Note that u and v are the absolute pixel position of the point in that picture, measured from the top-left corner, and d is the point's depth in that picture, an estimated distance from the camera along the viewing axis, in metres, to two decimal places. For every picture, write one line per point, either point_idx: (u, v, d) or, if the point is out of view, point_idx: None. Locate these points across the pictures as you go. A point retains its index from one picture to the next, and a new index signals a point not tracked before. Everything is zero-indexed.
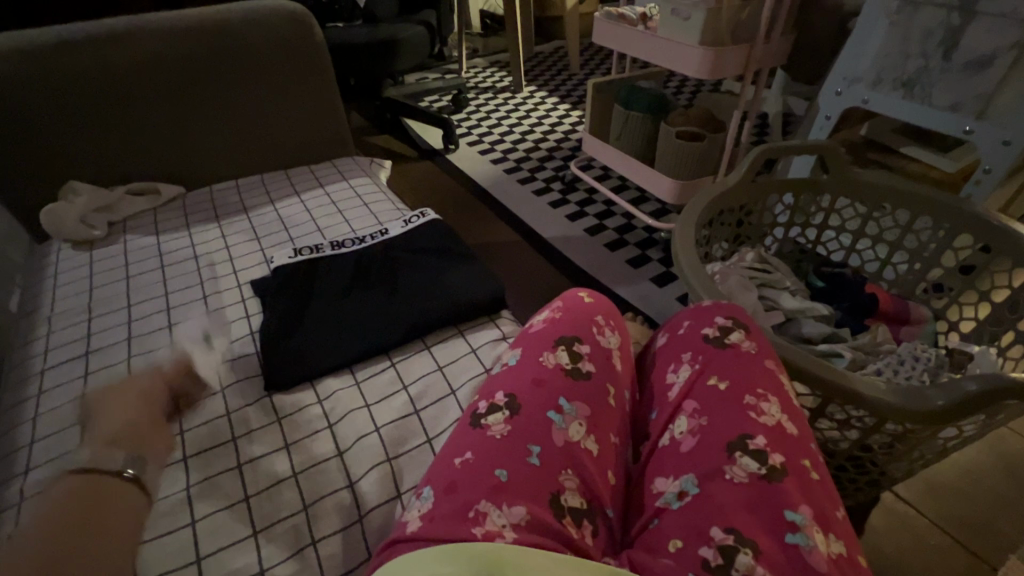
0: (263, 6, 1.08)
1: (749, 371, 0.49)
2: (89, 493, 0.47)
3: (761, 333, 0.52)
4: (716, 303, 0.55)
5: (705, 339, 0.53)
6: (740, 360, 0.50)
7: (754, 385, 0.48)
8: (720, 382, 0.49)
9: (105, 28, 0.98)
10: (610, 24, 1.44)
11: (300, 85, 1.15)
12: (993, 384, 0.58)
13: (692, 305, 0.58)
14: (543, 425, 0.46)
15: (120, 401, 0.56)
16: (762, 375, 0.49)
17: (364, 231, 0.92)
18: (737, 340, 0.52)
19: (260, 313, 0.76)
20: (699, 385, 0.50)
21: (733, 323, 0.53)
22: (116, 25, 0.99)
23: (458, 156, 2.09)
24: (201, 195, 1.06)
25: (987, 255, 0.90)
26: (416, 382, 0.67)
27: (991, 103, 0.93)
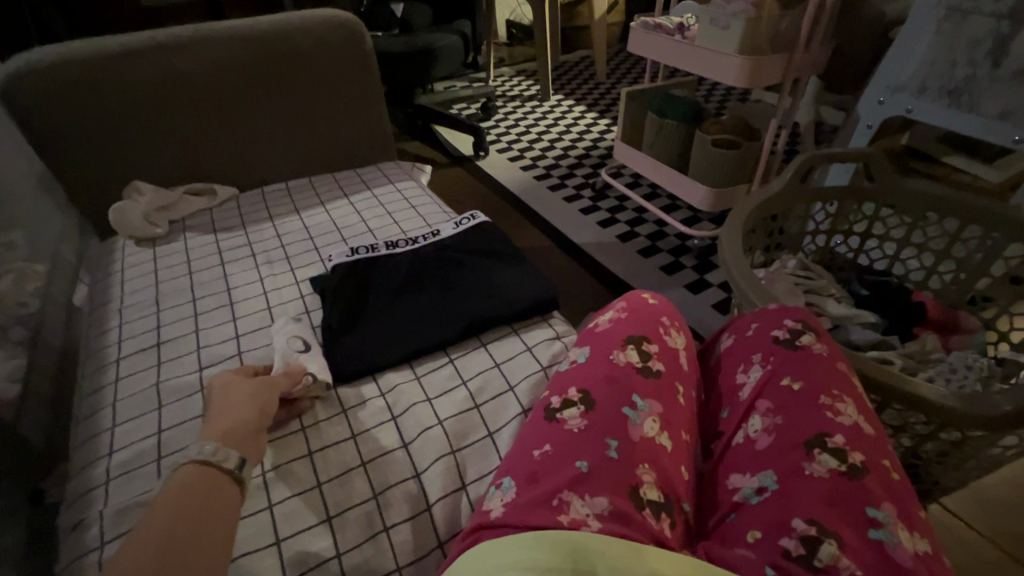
0: (315, 15, 1.12)
1: (824, 374, 0.51)
2: (200, 488, 0.49)
3: (832, 338, 0.54)
4: (784, 306, 0.57)
5: (775, 340, 0.54)
6: (815, 362, 0.52)
7: (829, 385, 0.49)
8: (793, 383, 0.50)
9: (166, 36, 1.02)
10: (647, 33, 1.46)
11: (348, 90, 1.19)
12: None
13: (758, 309, 0.60)
14: (620, 421, 0.48)
15: (236, 397, 0.58)
16: (833, 378, 0.50)
17: (415, 232, 0.94)
18: (808, 342, 0.54)
19: (320, 309, 0.79)
20: (772, 384, 0.51)
21: (803, 325, 0.55)
22: (174, 32, 1.02)
23: (487, 162, 2.13)
24: (254, 195, 1.10)
25: None
26: (475, 378, 0.68)
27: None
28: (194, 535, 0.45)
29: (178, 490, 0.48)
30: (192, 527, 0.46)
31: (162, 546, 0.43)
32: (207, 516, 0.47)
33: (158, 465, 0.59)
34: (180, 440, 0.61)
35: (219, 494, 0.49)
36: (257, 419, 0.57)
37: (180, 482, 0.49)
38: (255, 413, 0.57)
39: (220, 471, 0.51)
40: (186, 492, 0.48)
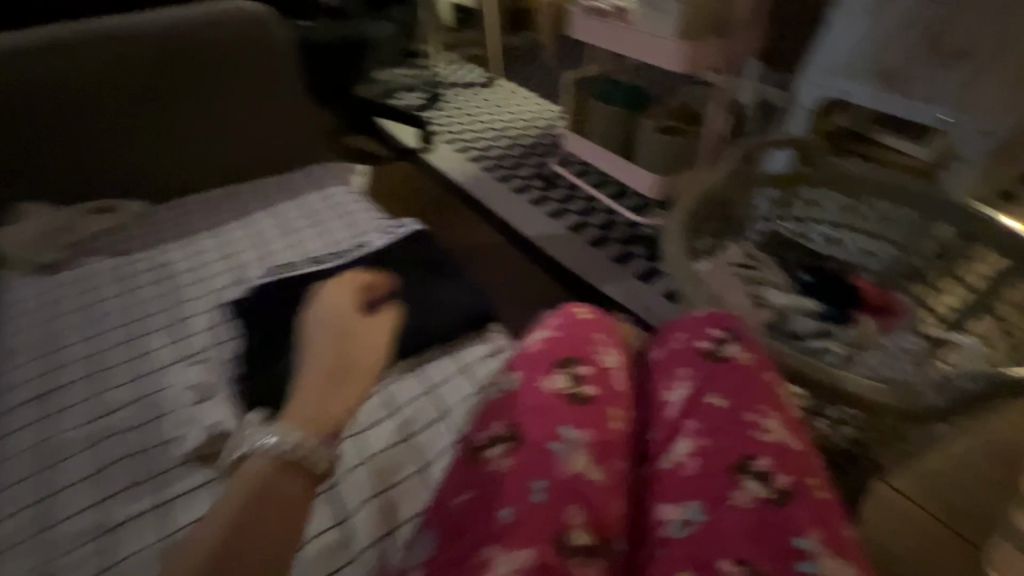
0: (219, 8, 1.04)
1: (749, 389, 0.50)
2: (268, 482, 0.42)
3: (756, 346, 0.54)
4: (709, 315, 0.56)
5: (699, 353, 0.53)
6: (738, 373, 0.51)
7: (754, 400, 0.48)
8: (719, 399, 0.49)
9: (49, 34, 0.93)
10: (589, 17, 1.41)
11: (266, 88, 1.09)
12: (989, 379, 0.58)
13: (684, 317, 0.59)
14: (546, 459, 0.45)
15: (332, 339, 0.49)
16: (758, 391, 0.50)
17: (344, 245, 0.88)
18: (733, 353, 0.53)
19: (236, 339, 0.73)
20: (698, 402, 0.50)
21: (727, 335, 0.54)
22: (58, 31, 0.94)
23: (435, 155, 2.05)
24: (167, 209, 1.00)
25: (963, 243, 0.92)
26: (407, 406, 0.64)
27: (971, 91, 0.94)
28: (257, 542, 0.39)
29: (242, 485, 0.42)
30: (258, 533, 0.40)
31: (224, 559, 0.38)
32: (264, 520, 0.40)
33: (45, 535, 0.54)
34: (74, 503, 0.56)
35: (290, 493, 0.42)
36: (346, 391, 0.48)
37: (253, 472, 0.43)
38: (343, 385, 0.48)
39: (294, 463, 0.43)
40: (252, 487, 0.42)
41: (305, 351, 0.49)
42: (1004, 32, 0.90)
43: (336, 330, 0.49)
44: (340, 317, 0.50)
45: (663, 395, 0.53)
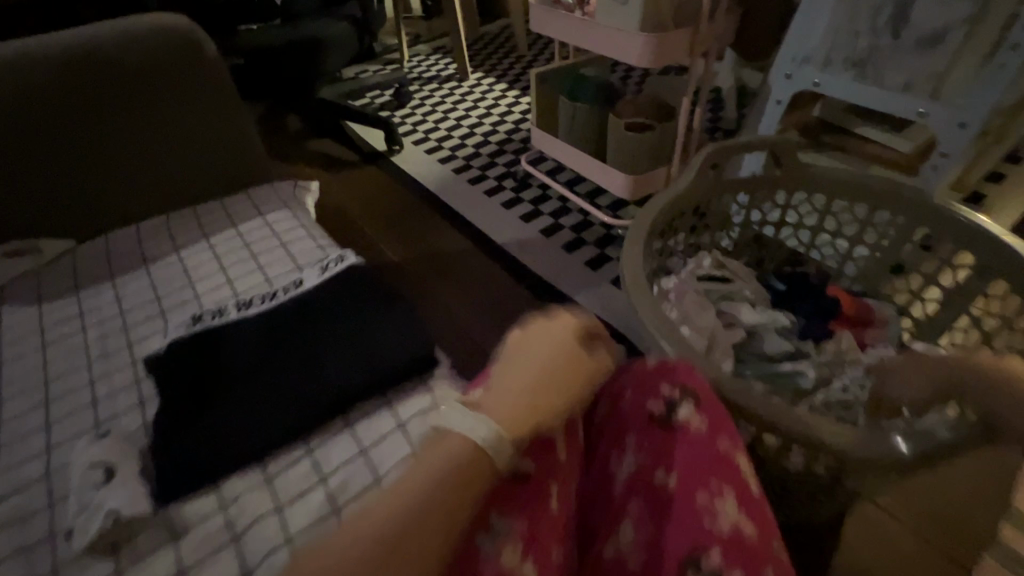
0: (135, 24, 0.94)
1: (702, 463, 0.46)
2: (456, 466, 0.39)
3: (713, 406, 0.49)
4: (661, 368, 0.51)
5: (650, 418, 0.49)
6: (691, 445, 0.47)
7: (708, 478, 0.45)
8: (669, 478, 0.46)
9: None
10: (546, 10, 1.33)
11: (197, 108, 1.01)
12: (967, 421, 0.53)
13: (637, 364, 0.53)
14: (473, 559, 0.42)
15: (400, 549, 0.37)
16: (712, 465, 0.46)
17: (280, 282, 0.82)
18: (685, 417, 0.48)
19: (154, 398, 0.66)
20: (646, 481, 0.47)
21: (681, 393, 0.49)
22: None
23: (403, 158, 1.96)
24: (94, 245, 0.93)
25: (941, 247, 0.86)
26: (337, 473, 0.60)
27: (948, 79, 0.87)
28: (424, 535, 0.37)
29: (437, 460, 0.39)
30: (434, 523, 0.37)
31: (391, 536, 0.36)
32: (436, 513, 0.37)
33: None
34: None
35: (471, 492, 0.39)
36: (546, 417, 0.42)
37: (449, 447, 0.40)
38: (547, 413, 0.42)
39: (481, 458, 0.40)
40: (439, 465, 0.39)
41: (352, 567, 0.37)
42: (984, 16, 0.83)
43: (556, 353, 0.44)
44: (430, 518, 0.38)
45: (613, 468, 0.50)
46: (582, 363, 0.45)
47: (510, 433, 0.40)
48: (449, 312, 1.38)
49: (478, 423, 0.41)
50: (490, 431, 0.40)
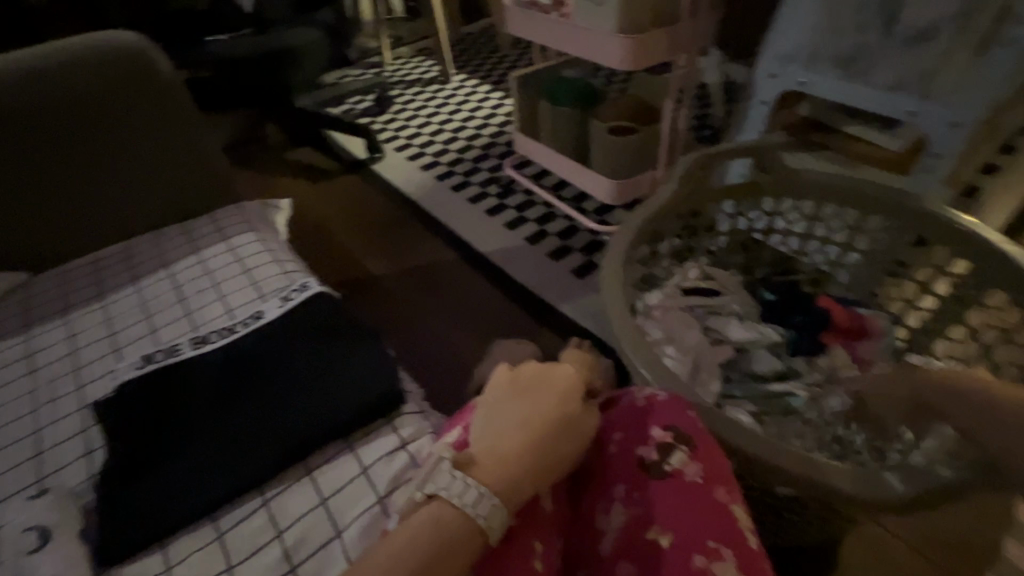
0: (83, 44, 0.90)
1: (698, 517, 0.42)
2: (443, 531, 0.40)
3: (709, 452, 0.46)
4: (652, 407, 0.48)
5: (641, 465, 0.46)
6: (685, 495, 0.44)
7: (704, 536, 0.41)
8: (661, 534, 0.43)
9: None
10: (523, 11, 1.28)
11: (155, 128, 0.96)
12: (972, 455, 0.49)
13: (625, 405, 0.51)
14: None
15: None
16: (708, 520, 0.42)
17: (242, 313, 0.78)
18: (678, 464, 0.45)
19: (102, 448, 0.62)
20: (635, 536, 0.44)
21: (675, 436, 0.46)
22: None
23: (385, 166, 1.91)
24: (49, 277, 0.89)
25: (933, 257, 0.83)
26: (293, 527, 0.57)
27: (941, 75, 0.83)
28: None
29: (428, 522, 0.41)
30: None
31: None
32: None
33: None
34: None
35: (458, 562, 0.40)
36: (536, 481, 0.44)
37: (434, 512, 0.41)
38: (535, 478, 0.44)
39: (467, 524, 0.41)
40: (426, 531, 0.40)
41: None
42: (975, 10, 0.79)
43: (550, 417, 0.46)
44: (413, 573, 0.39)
45: (600, 520, 0.47)
46: (575, 427, 0.46)
47: (501, 499, 0.42)
48: (432, 328, 1.34)
49: (469, 486, 0.42)
50: (480, 494, 0.42)
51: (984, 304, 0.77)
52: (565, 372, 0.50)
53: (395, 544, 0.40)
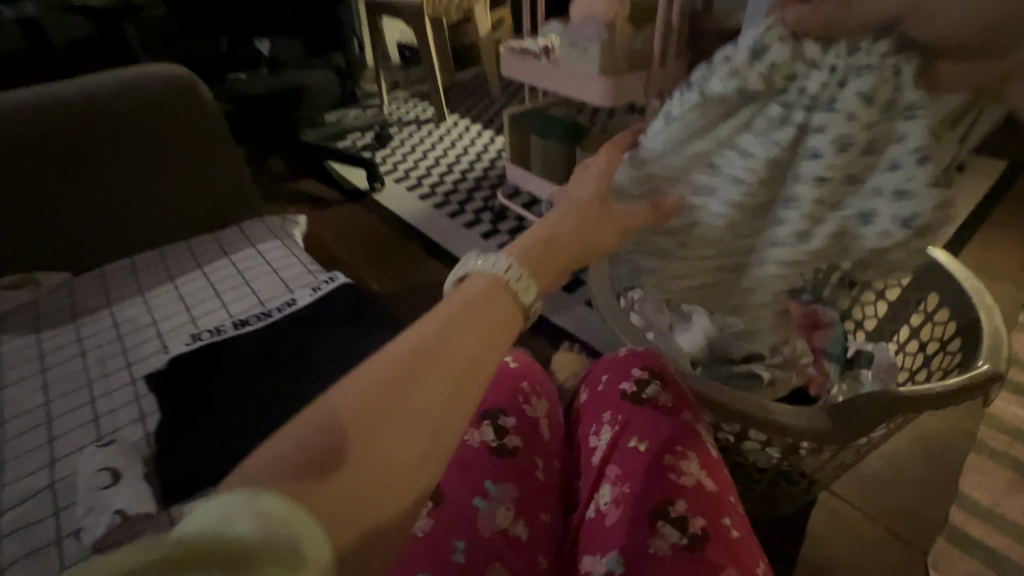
0: (136, 74, 1.02)
1: (669, 431, 0.52)
2: (481, 306, 0.41)
3: (678, 383, 0.55)
4: (633, 354, 0.58)
5: (623, 396, 0.56)
6: (660, 415, 0.53)
7: (673, 443, 0.51)
8: (639, 444, 0.52)
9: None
10: (516, 58, 1.45)
11: (193, 147, 1.08)
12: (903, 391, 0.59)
13: (610, 356, 0.61)
14: (468, 518, 0.49)
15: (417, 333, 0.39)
16: (678, 434, 0.52)
17: (274, 303, 0.88)
18: (653, 394, 0.55)
19: (155, 413, 0.70)
20: (620, 449, 0.53)
21: (649, 373, 0.56)
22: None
23: (385, 195, 2.05)
24: (90, 277, 0.98)
25: None
26: None
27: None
28: (454, 377, 0.37)
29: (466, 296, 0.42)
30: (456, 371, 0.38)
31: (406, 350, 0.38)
32: (466, 355, 0.39)
33: None
34: None
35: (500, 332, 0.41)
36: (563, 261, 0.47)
37: (468, 292, 0.42)
38: (567, 261, 0.47)
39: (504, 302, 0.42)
40: (460, 310, 0.41)
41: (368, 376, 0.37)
42: None
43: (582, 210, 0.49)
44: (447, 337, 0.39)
45: (593, 442, 0.56)
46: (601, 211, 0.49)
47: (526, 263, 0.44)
48: None
49: (509, 264, 0.44)
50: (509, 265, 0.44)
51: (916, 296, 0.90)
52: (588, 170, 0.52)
53: (430, 326, 0.39)
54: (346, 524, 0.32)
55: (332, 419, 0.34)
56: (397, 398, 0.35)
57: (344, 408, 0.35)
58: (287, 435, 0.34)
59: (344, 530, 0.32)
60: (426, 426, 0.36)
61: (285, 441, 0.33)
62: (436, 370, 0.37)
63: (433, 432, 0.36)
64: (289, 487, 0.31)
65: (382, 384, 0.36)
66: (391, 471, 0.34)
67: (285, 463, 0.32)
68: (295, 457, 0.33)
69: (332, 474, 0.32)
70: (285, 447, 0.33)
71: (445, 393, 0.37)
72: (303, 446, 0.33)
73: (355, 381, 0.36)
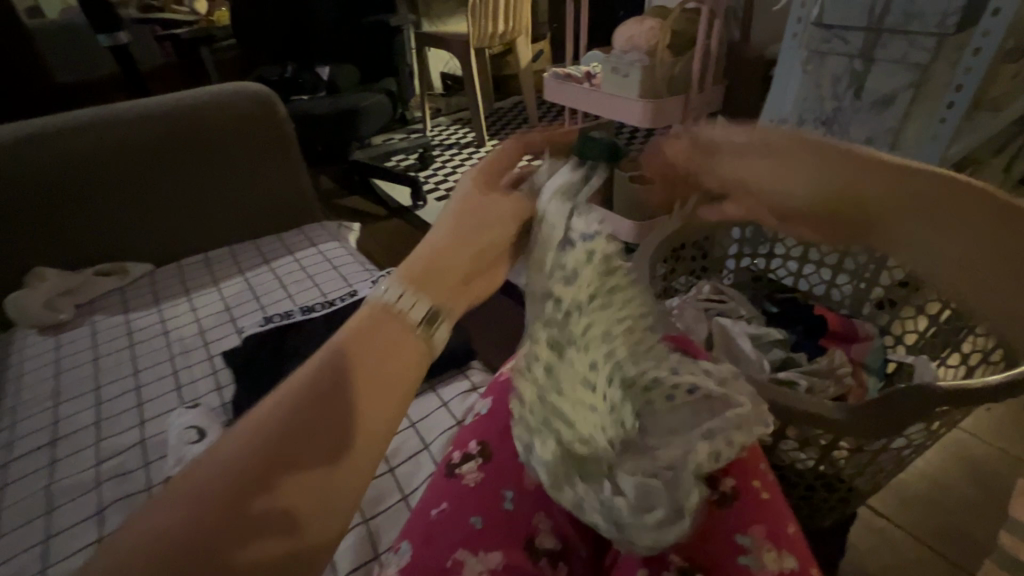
0: (224, 91, 1.13)
1: None
2: (380, 340, 0.45)
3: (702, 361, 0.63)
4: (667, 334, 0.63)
5: None
6: None
7: None
8: None
9: (48, 126, 0.99)
10: (560, 82, 1.54)
11: (268, 158, 1.19)
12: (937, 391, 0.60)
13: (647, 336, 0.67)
14: (517, 473, 0.56)
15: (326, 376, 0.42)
16: None
17: (334, 295, 0.95)
18: None
19: (231, 385, 0.78)
20: None
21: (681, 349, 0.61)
22: (60, 122, 1.00)
23: (426, 212, 2.14)
24: (169, 269, 1.08)
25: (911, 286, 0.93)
26: (389, 441, 0.74)
27: (927, 86, 0.89)
28: (341, 411, 0.41)
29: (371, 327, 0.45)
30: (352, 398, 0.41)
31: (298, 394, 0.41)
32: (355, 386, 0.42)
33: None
34: (70, 545, 0.59)
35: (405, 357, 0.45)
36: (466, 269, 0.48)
37: (359, 325, 0.45)
38: (459, 278, 0.48)
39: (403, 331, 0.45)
40: (348, 343, 0.44)
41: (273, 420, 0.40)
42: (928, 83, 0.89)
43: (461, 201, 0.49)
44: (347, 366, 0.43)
45: None
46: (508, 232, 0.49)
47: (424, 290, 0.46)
48: None
49: (400, 292, 0.46)
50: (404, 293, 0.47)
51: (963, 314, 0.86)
52: (477, 167, 0.52)
53: (317, 368, 0.43)
54: (246, 549, 0.35)
55: (224, 457, 0.38)
56: (287, 432, 0.39)
57: (232, 448, 0.38)
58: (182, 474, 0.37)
59: (242, 552, 0.35)
60: (321, 456, 0.39)
61: (181, 479, 0.37)
62: (324, 407, 0.40)
63: (320, 476, 0.39)
64: (186, 522, 0.35)
65: (274, 422, 0.39)
66: (292, 499, 0.37)
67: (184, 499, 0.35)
68: (194, 493, 0.36)
69: (227, 502, 0.36)
70: (185, 485, 0.36)
71: (335, 427, 0.40)
72: (192, 484, 0.36)
73: (248, 423, 0.40)
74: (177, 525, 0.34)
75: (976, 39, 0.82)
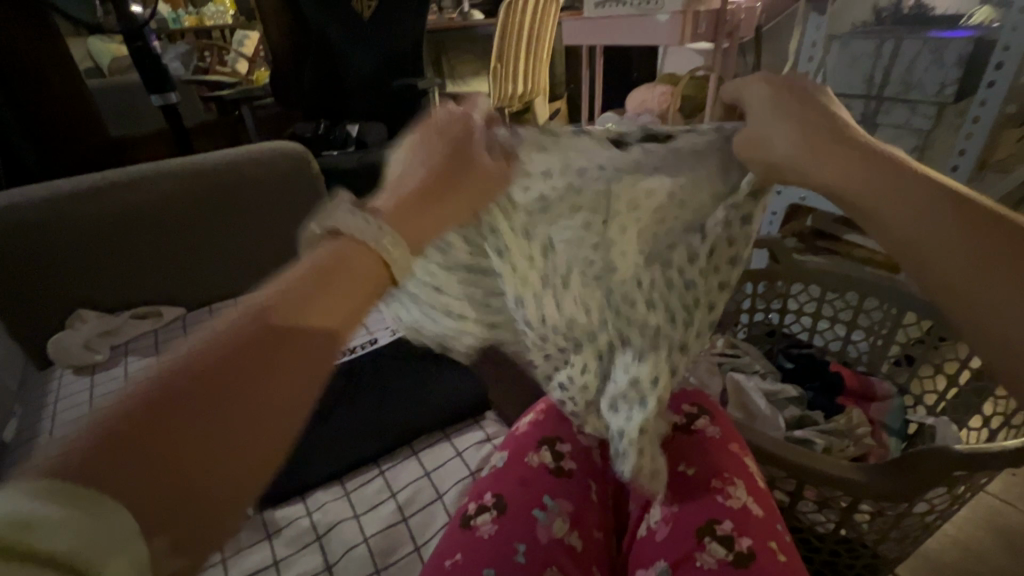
0: (265, 150, 1.21)
1: (715, 461, 0.62)
2: (340, 277, 0.37)
3: (725, 419, 0.66)
4: (684, 394, 0.70)
5: (675, 427, 0.67)
6: (708, 445, 0.64)
7: (720, 470, 0.61)
8: (688, 468, 0.62)
9: (105, 179, 1.07)
10: None
11: (302, 213, 1.26)
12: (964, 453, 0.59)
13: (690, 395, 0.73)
14: (531, 525, 0.57)
15: (297, 303, 0.35)
16: (724, 463, 0.62)
17: (355, 342, 1.02)
18: (701, 427, 0.66)
19: None
20: (670, 471, 0.63)
21: (698, 410, 0.69)
22: (110, 177, 1.07)
23: None
24: (200, 314, 1.14)
25: (924, 346, 0.93)
26: (404, 489, 0.75)
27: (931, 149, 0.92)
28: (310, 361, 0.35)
29: (335, 253, 0.38)
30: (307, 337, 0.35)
31: (236, 327, 0.33)
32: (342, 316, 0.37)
33: None
34: None
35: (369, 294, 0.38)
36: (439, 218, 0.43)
37: (323, 253, 0.38)
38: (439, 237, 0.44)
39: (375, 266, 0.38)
40: (322, 270, 0.37)
41: (220, 354, 0.32)
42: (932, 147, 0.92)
43: (455, 155, 0.45)
44: (309, 295, 0.36)
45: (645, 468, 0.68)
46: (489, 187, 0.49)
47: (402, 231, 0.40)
48: None
49: (379, 227, 0.39)
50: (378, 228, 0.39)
51: (994, 394, 0.82)
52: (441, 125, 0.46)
53: (253, 308, 0.35)
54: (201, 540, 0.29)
55: (132, 439, 0.28)
56: (237, 389, 0.32)
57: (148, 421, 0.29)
58: (75, 459, 0.27)
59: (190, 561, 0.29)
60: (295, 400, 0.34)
61: (92, 470, 0.27)
62: (279, 355, 0.34)
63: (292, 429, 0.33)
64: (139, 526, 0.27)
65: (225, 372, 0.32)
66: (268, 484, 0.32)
67: (124, 490, 0.27)
68: (119, 484, 0.27)
69: (165, 471, 0.29)
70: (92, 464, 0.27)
71: (294, 375, 0.34)
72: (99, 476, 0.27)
73: (159, 380, 0.30)
74: (150, 537, 0.28)
75: (975, 108, 0.85)
